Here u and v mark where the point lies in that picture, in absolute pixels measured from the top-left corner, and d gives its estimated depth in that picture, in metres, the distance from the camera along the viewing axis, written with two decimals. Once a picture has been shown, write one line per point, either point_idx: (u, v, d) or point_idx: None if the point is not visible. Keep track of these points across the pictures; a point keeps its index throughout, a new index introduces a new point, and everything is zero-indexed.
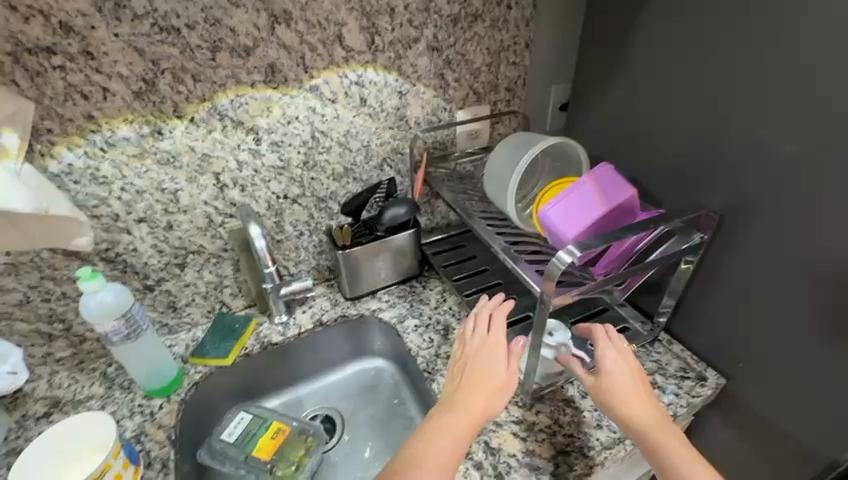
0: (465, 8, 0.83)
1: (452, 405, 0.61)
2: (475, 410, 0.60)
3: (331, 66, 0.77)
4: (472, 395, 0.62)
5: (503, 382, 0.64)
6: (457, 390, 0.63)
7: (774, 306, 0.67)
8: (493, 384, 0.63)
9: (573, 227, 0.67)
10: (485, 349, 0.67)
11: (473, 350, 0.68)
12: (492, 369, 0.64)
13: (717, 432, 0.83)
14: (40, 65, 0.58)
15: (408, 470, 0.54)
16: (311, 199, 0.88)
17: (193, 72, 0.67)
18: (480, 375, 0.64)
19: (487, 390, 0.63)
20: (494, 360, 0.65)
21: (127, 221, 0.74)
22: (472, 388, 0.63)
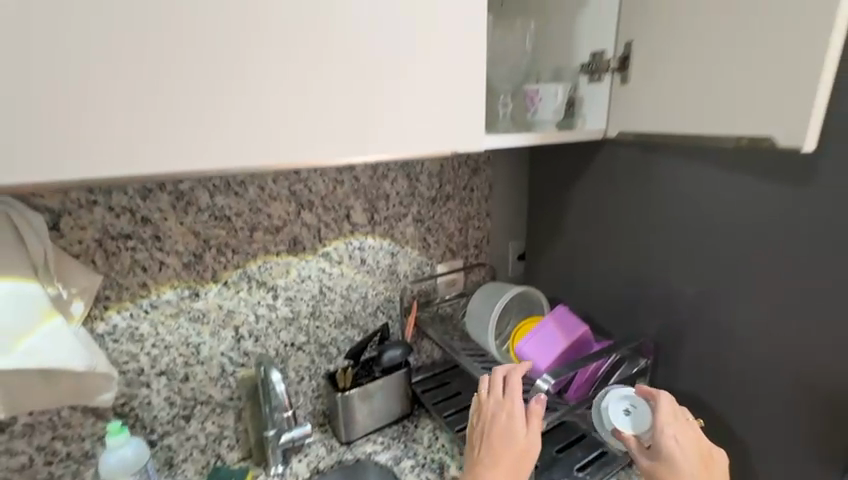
0: (440, 192, 1.10)
1: (479, 476, 0.65)
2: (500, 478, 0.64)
3: (340, 236, 0.97)
4: (496, 466, 0.66)
5: (526, 446, 0.68)
6: (480, 459, 0.67)
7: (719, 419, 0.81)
8: (514, 451, 0.67)
9: (544, 358, 0.82)
10: (507, 413, 0.70)
11: (493, 416, 0.72)
12: (511, 435, 0.68)
13: None
14: (117, 247, 0.73)
15: None
16: (314, 345, 0.99)
17: (234, 246, 0.84)
18: (503, 445, 0.68)
19: (510, 459, 0.66)
20: (513, 426, 0.69)
21: (149, 375, 0.81)
22: (495, 456, 0.67)
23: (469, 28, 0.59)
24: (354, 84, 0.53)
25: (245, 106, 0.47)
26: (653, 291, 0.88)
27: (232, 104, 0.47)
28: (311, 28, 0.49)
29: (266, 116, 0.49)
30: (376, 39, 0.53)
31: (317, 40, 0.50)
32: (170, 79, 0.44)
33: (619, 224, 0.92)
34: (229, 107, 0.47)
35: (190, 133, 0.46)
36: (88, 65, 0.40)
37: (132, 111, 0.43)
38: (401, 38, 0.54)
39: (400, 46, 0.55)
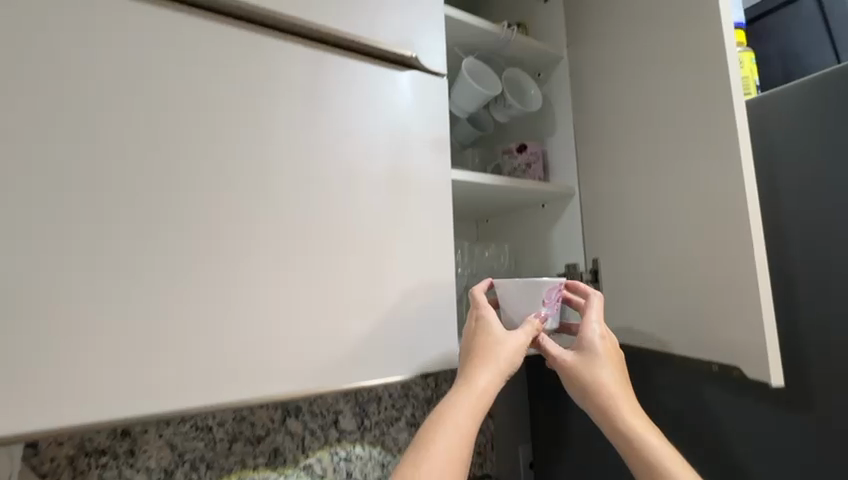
0: (436, 391, 1.07)
1: (450, 405, 0.53)
2: (475, 407, 0.54)
3: (325, 445, 0.91)
4: (471, 398, 0.54)
5: (502, 374, 0.58)
6: (458, 396, 0.54)
7: None
8: (492, 381, 0.56)
9: None
10: (488, 345, 0.60)
11: (479, 346, 0.60)
12: (493, 349, 0.59)
13: None
14: (87, 464, 0.71)
15: None
16: None
17: (209, 460, 0.80)
18: (484, 377, 0.56)
19: (489, 389, 0.55)
20: (499, 353, 0.59)
21: None
22: (475, 383, 0.56)
23: (438, 264, 0.69)
24: (343, 318, 0.60)
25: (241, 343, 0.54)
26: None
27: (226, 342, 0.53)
28: (308, 276, 0.59)
29: (261, 351, 0.55)
30: (359, 279, 0.62)
31: (304, 284, 0.59)
32: (183, 329, 0.51)
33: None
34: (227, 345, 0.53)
35: (169, 372, 0.50)
36: (105, 326, 0.48)
37: (129, 357, 0.48)
38: (381, 278, 0.64)
39: (374, 285, 0.63)
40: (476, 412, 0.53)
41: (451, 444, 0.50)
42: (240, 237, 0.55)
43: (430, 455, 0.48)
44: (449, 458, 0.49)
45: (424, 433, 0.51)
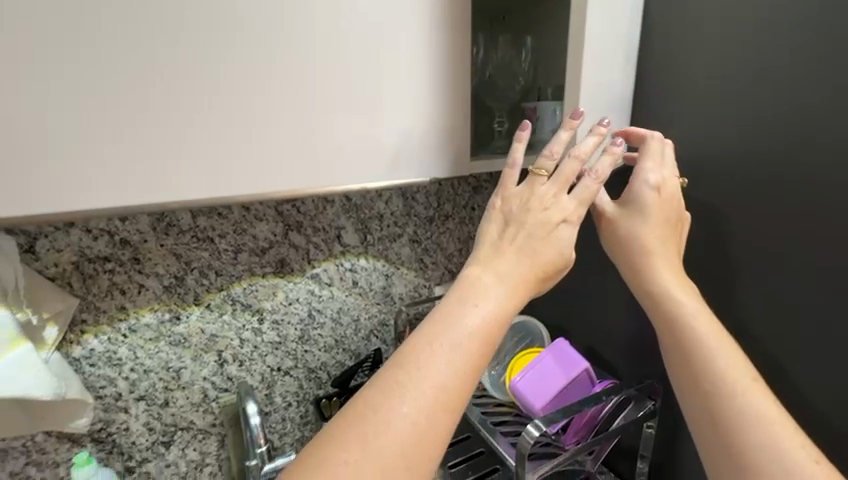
0: (439, 211, 1.06)
1: (488, 267, 0.55)
2: (522, 273, 0.55)
3: (330, 257, 0.93)
4: (512, 268, 0.55)
5: (558, 247, 0.59)
6: (488, 261, 0.56)
7: None
8: (544, 254, 0.57)
9: (540, 398, 0.73)
10: (545, 201, 0.61)
11: (518, 212, 0.60)
12: (556, 209, 0.60)
13: None
14: (94, 269, 0.72)
15: (419, 362, 0.46)
16: (302, 370, 0.96)
17: (217, 268, 0.82)
18: (532, 240, 0.58)
19: (537, 260, 0.57)
20: (541, 225, 0.59)
21: (127, 400, 0.79)
22: (511, 254, 0.57)
23: (436, 60, 0.60)
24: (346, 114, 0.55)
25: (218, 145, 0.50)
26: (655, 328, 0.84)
27: (209, 137, 0.50)
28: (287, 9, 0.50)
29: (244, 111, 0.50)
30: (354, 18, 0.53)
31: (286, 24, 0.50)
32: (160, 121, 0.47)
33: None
34: (206, 148, 0.50)
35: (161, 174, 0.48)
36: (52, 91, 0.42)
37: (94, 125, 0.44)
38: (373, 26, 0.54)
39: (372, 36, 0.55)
40: (522, 278, 0.55)
41: (490, 317, 0.50)
42: (196, 19, 0.47)
43: (464, 322, 0.49)
44: (491, 324, 0.50)
45: (456, 299, 0.51)
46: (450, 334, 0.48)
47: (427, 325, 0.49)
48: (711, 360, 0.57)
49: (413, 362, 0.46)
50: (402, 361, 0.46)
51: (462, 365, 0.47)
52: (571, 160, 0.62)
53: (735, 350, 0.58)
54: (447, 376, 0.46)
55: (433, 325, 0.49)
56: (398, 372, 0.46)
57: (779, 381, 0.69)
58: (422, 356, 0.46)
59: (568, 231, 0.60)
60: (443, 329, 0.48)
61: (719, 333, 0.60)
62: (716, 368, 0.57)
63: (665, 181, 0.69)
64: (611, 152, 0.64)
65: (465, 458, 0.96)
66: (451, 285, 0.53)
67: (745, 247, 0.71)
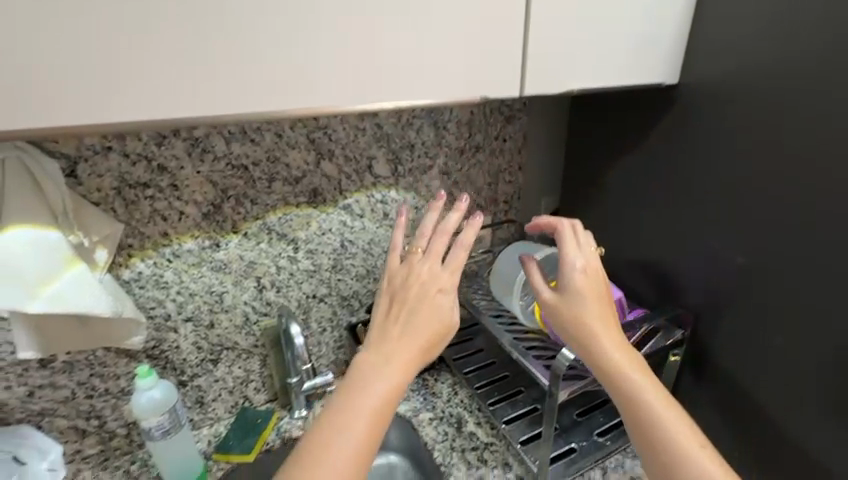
0: (470, 142, 1.02)
1: (380, 349, 0.58)
2: (413, 346, 0.59)
3: (361, 188, 0.93)
4: (402, 343, 0.59)
5: (438, 315, 0.62)
6: (381, 335, 0.60)
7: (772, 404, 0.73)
8: (423, 329, 0.60)
9: None
10: (418, 286, 0.63)
11: (408, 298, 0.62)
12: (430, 280, 0.64)
13: None
14: (135, 195, 0.72)
15: (316, 450, 0.51)
16: (336, 297, 0.99)
17: (252, 197, 0.82)
18: (410, 327, 0.60)
19: (428, 333, 0.60)
20: (420, 300, 0.62)
21: (176, 320, 0.83)
22: (393, 331, 0.60)
23: None
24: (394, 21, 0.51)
25: (251, 74, 0.48)
26: (687, 263, 0.82)
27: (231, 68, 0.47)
28: None
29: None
30: None
31: None
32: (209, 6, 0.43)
33: (656, 176, 0.86)
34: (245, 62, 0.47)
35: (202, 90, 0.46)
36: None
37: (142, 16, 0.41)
38: None
39: None
40: (417, 349, 0.59)
41: (386, 395, 0.55)
42: None
43: (360, 401, 0.54)
44: (383, 400, 0.55)
45: (339, 405, 0.54)
46: (346, 421, 0.53)
47: (322, 416, 0.54)
48: (661, 427, 0.58)
49: (316, 451, 0.51)
50: (312, 447, 0.51)
51: (358, 442, 0.52)
52: (440, 234, 0.66)
53: (680, 413, 0.59)
54: (343, 463, 0.50)
55: (326, 415, 0.54)
56: (300, 463, 0.50)
57: (808, 322, 0.66)
58: (325, 445, 0.51)
59: (447, 296, 0.63)
60: (340, 419, 0.53)
61: (652, 386, 0.60)
62: (671, 443, 0.57)
63: (586, 259, 0.69)
64: (469, 221, 0.68)
65: (490, 380, 1.02)
66: (333, 393, 0.56)
67: (791, 181, 0.65)
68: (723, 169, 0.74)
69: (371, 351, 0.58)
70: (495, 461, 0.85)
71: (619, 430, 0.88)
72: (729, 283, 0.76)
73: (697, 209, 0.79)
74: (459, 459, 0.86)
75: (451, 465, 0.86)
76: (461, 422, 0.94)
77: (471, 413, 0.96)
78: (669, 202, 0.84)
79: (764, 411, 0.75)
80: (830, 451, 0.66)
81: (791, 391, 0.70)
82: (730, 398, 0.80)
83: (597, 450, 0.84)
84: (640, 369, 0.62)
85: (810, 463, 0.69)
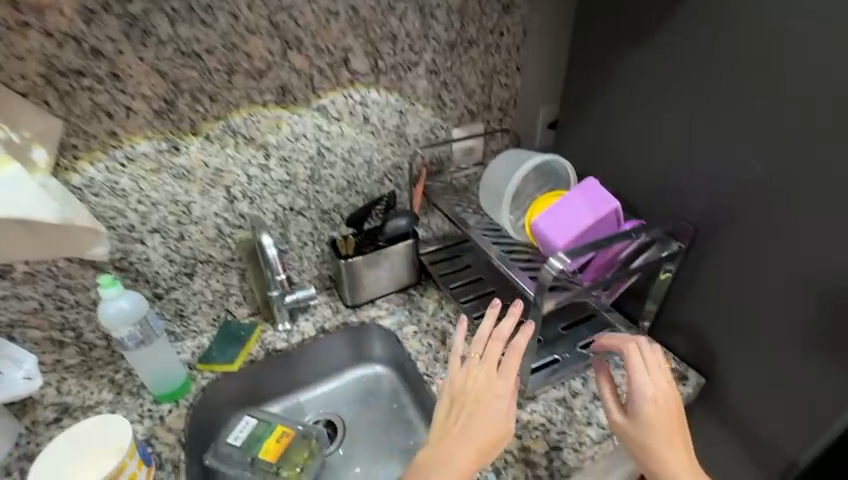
0: (461, 35, 0.90)
1: (444, 449, 0.62)
2: (473, 447, 0.62)
3: (337, 87, 0.82)
4: (463, 444, 0.62)
5: (498, 426, 0.64)
6: (444, 433, 0.65)
7: (766, 316, 0.71)
8: (485, 433, 0.63)
9: (562, 237, 0.70)
10: (476, 390, 0.68)
11: (468, 395, 0.67)
12: (485, 387, 0.67)
13: (698, 416, 0.88)
14: (69, 85, 0.63)
15: None
16: (315, 211, 0.94)
17: (210, 92, 0.72)
18: (469, 423, 0.64)
19: (487, 437, 0.63)
20: (484, 407, 0.65)
21: (141, 232, 0.78)
22: (454, 435, 0.63)
23: None
24: None
25: None
26: (691, 172, 0.75)
27: None
28: None
29: None
30: None
31: None
32: None
33: (668, 72, 0.75)
34: None
35: None
36: None
37: None
38: None
39: None
40: (474, 457, 0.61)
41: None
42: None
43: None
44: None
45: None
46: None
47: None
48: None
49: None
50: None
51: None
52: (492, 342, 0.71)
53: None
54: None
55: None
56: None
57: (819, 230, 0.62)
58: None
59: (507, 401, 0.66)
60: None
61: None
62: None
63: (653, 383, 0.64)
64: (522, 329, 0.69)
65: (476, 296, 1.02)
66: None
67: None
68: (748, 59, 0.64)
69: (426, 451, 0.63)
70: None
71: None
72: (733, 193, 0.70)
73: (711, 110, 0.71)
74: (442, 369, 0.87)
75: (433, 374, 0.86)
76: (445, 335, 0.94)
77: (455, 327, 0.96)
78: (679, 103, 0.75)
79: (753, 324, 0.73)
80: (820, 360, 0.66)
81: (787, 303, 0.68)
82: (714, 314, 0.78)
83: (579, 360, 0.84)
84: (684, 457, 0.60)
85: (792, 370, 0.70)
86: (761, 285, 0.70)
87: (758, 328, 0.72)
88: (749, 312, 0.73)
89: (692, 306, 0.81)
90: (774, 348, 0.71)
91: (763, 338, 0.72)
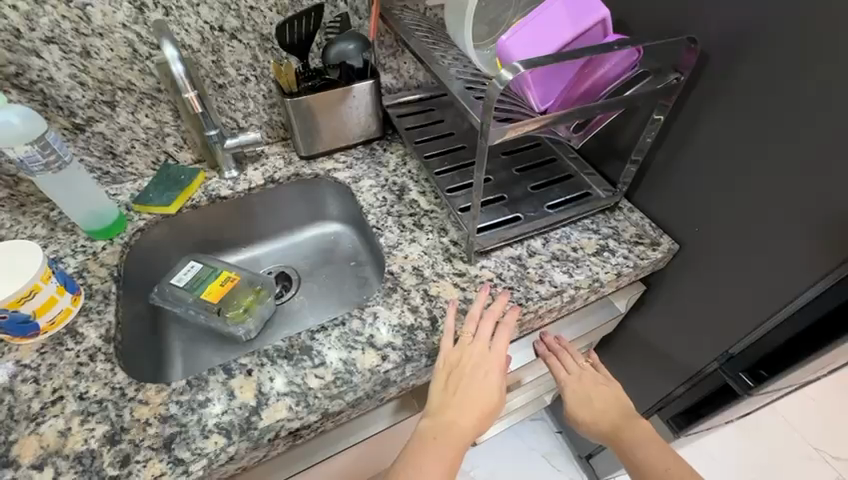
0: None
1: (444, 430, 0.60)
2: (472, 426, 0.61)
3: None
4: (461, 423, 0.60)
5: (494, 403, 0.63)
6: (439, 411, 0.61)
7: (761, 169, 0.59)
8: (484, 411, 0.62)
9: (529, 52, 0.56)
10: (469, 368, 0.62)
11: (467, 371, 0.62)
12: (476, 367, 0.62)
13: (663, 287, 0.82)
14: None
15: None
16: (253, 36, 0.78)
17: None
18: (462, 398, 0.61)
19: (482, 415, 0.62)
20: (482, 382, 0.63)
21: (33, 40, 0.66)
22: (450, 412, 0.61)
23: None
24: None
25: None
26: None
27: None
28: None
29: None
30: None
31: None
32: None
33: None
34: None
35: None
36: None
37: None
38: None
39: None
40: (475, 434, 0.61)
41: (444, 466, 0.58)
42: None
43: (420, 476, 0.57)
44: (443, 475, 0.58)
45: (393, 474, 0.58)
46: None
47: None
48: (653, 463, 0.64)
49: None
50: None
51: None
52: (487, 321, 0.64)
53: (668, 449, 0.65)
54: None
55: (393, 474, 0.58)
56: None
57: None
58: None
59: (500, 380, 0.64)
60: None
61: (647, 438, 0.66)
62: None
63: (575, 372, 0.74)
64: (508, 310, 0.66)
65: (443, 151, 0.90)
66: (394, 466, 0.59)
67: None
68: None
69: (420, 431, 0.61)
70: (431, 226, 0.79)
71: (573, 203, 0.79)
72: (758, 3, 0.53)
73: None
74: (393, 222, 0.80)
75: (384, 227, 0.80)
76: (403, 191, 0.86)
77: (415, 183, 0.87)
78: None
79: (743, 178, 0.62)
80: (811, 218, 0.56)
81: (788, 148, 0.56)
82: (705, 172, 0.67)
83: (543, 219, 0.76)
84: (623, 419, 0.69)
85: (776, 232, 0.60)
86: (767, 131, 0.57)
87: (751, 186, 0.61)
88: (745, 166, 0.61)
89: (684, 163, 0.70)
90: (762, 209, 0.61)
91: (752, 197, 0.62)
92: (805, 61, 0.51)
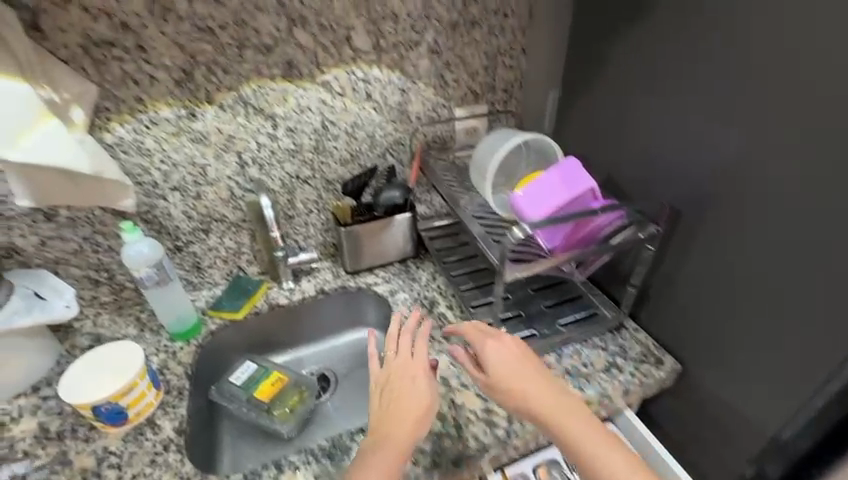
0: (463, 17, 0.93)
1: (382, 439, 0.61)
2: (405, 429, 0.63)
3: (340, 64, 0.89)
4: (398, 427, 0.62)
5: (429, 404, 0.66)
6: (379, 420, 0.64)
7: (739, 305, 0.71)
8: (415, 410, 0.64)
9: (535, 209, 0.73)
10: (398, 380, 0.68)
11: (396, 378, 0.68)
12: (406, 376, 0.68)
13: (672, 403, 0.88)
14: (103, 55, 0.74)
15: None
16: (320, 180, 1.01)
17: (223, 65, 0.81)
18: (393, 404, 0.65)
19: (413, 417, 0.64)
20: (411, 388, 0.67)
21: (164, 188, 0.89)
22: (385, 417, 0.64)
23: None
24: None
25: None
26: (674, 157, 0.75)
27: None
28: None
29: None
30: None
31: None
32: None
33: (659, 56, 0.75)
34: None
35: None
36: None
37: None
38: None
39: None
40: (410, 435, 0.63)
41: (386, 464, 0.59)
42: None
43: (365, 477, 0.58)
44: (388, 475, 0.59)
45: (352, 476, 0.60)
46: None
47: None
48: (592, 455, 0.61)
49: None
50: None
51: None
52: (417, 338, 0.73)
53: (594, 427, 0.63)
54: None
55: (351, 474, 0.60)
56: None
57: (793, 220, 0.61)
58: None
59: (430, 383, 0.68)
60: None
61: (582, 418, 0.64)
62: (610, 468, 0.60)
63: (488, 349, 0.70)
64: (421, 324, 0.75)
65: (467, 271, 1.06)
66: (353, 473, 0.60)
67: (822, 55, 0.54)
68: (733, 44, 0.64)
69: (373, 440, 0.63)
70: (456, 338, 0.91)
71: (581, 322, 0.90)
72: (714, 179, 0.70)
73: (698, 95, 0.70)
74: None
75: None
76: (433, 305, 0.99)
77: (443, 298, 1.01)
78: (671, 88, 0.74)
79: (726, 311, 0.73)
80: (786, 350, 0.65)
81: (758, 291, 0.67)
82: (695, 302, 0.78)
83: (555, 336, 0.87)
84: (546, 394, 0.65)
85: (761, 361, 0.69)
86: (739, 275, 0.70)
87: (735, 316, 0.72)
88: (730, 299, 0.72)
89: (676, 292, 0.82)
90: (746, 339, 0.71)
91: (736, 328, 0.72)
92: (757, 226, 0.65)
